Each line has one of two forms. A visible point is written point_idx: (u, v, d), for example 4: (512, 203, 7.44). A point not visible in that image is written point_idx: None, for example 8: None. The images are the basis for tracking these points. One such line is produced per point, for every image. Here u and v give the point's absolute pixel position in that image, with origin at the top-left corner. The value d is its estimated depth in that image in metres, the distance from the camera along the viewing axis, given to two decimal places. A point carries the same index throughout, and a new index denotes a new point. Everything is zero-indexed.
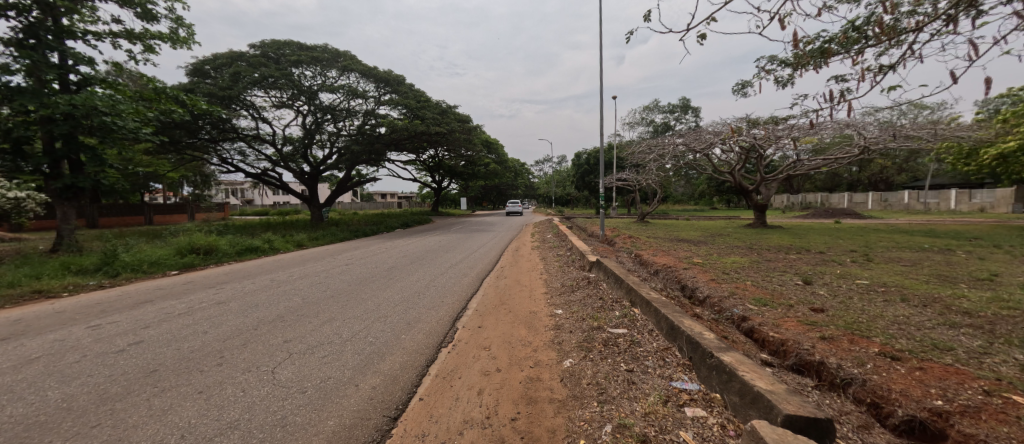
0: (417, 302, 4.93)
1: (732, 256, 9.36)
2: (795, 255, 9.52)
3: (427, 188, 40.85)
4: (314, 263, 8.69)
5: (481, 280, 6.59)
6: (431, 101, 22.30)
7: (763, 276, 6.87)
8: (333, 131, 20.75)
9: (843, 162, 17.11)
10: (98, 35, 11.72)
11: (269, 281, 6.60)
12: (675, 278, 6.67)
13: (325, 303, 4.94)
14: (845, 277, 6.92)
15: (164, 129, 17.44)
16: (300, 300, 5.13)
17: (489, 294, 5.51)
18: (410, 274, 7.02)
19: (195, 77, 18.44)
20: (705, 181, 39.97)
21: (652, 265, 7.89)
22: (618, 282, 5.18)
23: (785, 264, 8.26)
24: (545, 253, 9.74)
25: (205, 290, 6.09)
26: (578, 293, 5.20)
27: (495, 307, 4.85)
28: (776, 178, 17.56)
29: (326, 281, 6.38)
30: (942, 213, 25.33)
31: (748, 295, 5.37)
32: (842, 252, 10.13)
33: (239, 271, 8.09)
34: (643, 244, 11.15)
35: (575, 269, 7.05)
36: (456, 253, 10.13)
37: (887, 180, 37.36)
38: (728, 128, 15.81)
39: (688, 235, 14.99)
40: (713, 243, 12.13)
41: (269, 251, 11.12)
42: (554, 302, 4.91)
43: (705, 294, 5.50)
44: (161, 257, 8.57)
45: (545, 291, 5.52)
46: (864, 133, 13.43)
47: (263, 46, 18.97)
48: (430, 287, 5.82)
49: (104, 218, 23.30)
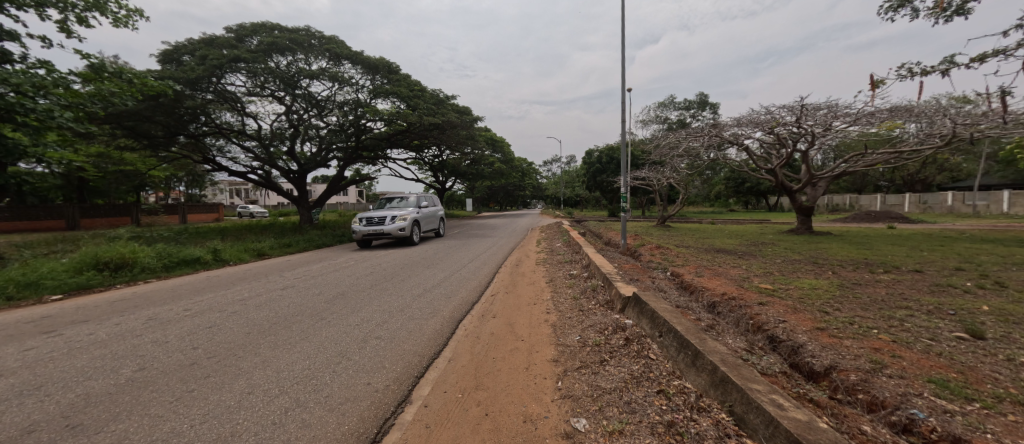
0: (317, 389, 2.69)
1: (801, 277, 6.99)
2: (886, 276, 7.15)
3: (431, 189, 38.77)
4: (245, 285, 6.47)
5: (456, 323, 4.28)
6: (426, 91, 20.07)
7: (884, 318, 4.52)
8: (319, 125, 18.64)
9: (904, 157, 14.46)
10: (16, 4, 9.85)
11: (146, 320, 4.43)
12: (750, 324, 4.33)
13: (151, 391, 2.69)
14: (1011, 320, 4.54)
15: (129, 120, 15.47)
16: (126, 380, 2.88)
17: (458, 362, 3.25)
18: (356, 310, 4.76)
19: (166, 65, 16.44)
20: (723, 182, 37.27)
21: (705, 296, 5.50)
22: (681, 350, 2.88)
23: (893, 294, 5.85)
24: (554, 271, 7.47)
25: (31, 339, 3.92)
26: (612, 371, 2.89)
27: (459, 404, 2.59)
28: (827, 176, 14.83)
29: (220, 326, 4.16)
30: (999, 217, 22.48)
31: (911, 370, 3.06)
32: (945, 271, 7.68)
33: (137, 297, 5.88)
34: (677, 258, 8.89)
35: (597, 306, 4.72)
36: (437, 269, 7.84)
37: (924, 181, 34.27)
38: (770, 117, 13.19)
39: (725, 243, 12.57)
40: (763, 255, 9.74)
41: (214, 263, 9.01)
42: (571, 391, 2.66)
43: (832, 366, 3.15)
44: (44, 277, 6.45)
45: (552, 358, 3.26)
46: (949, 118, 10.88)
47: (239, 30, 17.04)
48: (366, 347, 3.51)
49: (84, 220, 21.75)
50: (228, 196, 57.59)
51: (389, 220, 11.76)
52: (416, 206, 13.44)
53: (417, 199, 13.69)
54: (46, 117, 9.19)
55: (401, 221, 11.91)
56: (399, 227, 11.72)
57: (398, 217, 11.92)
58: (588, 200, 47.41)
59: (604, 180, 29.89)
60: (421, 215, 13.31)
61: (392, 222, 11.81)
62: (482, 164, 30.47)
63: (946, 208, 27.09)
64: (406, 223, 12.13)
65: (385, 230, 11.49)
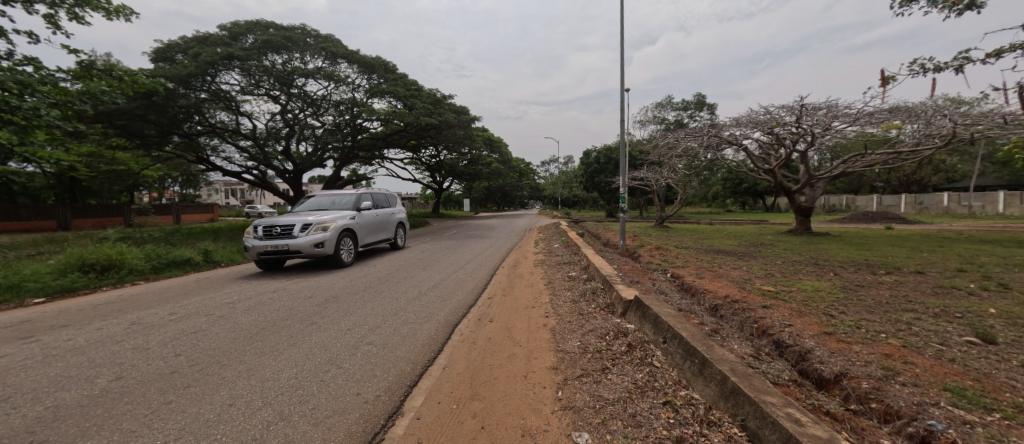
0: (303, 401, 2.54)
1: (803, 279, 6.88)
2: (889, 278, 7.05)
3: (428, 189, 38.56)
4: (235, 287, 6.29)
5: (452, 328, 4.14)
6: (423, 90, 19.91)
7: (891, 322, 4.41)
8: (314, 125, 18.44)
9: (901, 157, 14.44)
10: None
11: (129, 325, 4.25)
12: (755, 327, 4.20)
13: (126, 403, 2.53)
14: (1020, 323, 4.44)
15: (121, 119, 15.22)
16: (101, 390, 2.72)
17: (452, 370, 3.11)
18: (349, 314, 4.62)
19: (158, 63, 16.19)
20: (720, 182, 37.25)
21: (707, 298, 5.38)
22: (687, 357, 2.75)
23: (898, 296, 5.74)
24: (552, 273, 7.34)
25: (6, 345, 3.74)
26: (615, 380, 2.75)
27: (452, 416, 2.44)
28: (826, 176, 14.77)
29: (206, 331, 3.99)
30: (995, 218, 22.52)
31: (925, 378, 2.93)
32: (948, 272, 7.60)
33: (122, 300, 5.69)
34: (677, 259, 8.78)
35: (598, 310, 4.59)
36: (433, 271, 7.69)
37: (920, 182, 34.36)
38: (769, 117, 13.10)
39: (724, 244, 12.48)
40: (763, 257, 9.63)
41: (205, 265, 8.82)
42: (572, 401, 2.53)
43: (843, 373, 3.02)
44: (26, 279, 6.25)
45: (552, 365, 3.12)
46: (950, 118, 10.81)
47: (233, 28, 16.81)
48: (357, 354, 3.36)
49: (75, 220, 21.41)
50: (224, 196, 57.20)
51: (298, 229, 7.35)
52: (353, 209, 8.99)
53: (356, 200, 9.25)
54: (31, 115, 8.96)
55: (317, 233, 7.46)
56: (314, 242, 7.36)
57: (315, 224, 7.53)
58: (585, 200, 47.33)
59: (602, 180, 29.81)
60: (360, 218, 8.91)
61: (303, 233, 7.38)
62: (480, 165, 30.32)
63: (942, 208, 27.15)
64: (328, 235, 7.68)
65: (291, 246, 7.12)
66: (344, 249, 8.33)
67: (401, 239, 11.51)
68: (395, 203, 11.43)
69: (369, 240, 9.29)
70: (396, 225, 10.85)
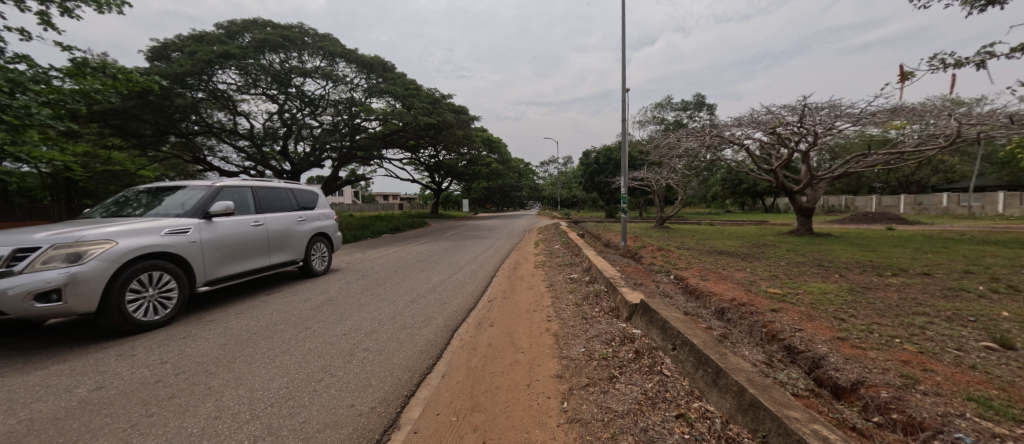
0: (293, 413, 2.39)
1: (810, 281, 6.74)
2: (896, 280, 6.92)
3: (427, 190, 38.38)
4: (228, 290, 6.12)
5: (451, 333, 3.98)
6: (422, 90, 19.77)
7: (903, 326, 4.28)
8: (311, 124, 18.27)
9: (903, 157, 14.35)
10: None
11: (116, 330, 4.09)
12: (764, 332, 4.05)
13: (106, 415, 2.38)
14: None
15: (116, 118, 15.03)
16: (79, 402, 2.56)
17: (452, 379, 2.95)
18: (345, 318, 4.46)
19: (154, 62, 16.02)
20: (720, 183, 37.14)
21: (713, 302, 5.24)
22: (700, 366, 2.60)
23: (907, 299, 5.61)
24: (554, 275, 7.20)
25: None
26: (624, 391, 2.59)
27: (451, 430, 2.28)
28: (828, 176, 14.66)
29: (195, 337, 3.83)
30: (995, 218, 22.43)
31: (947, 387, 2.80)
32: (955, 274, 7.47)
33: None
34: (679, 260, 8.64)
35: (602, 314, 4.44)
36: (432, 272, 7.53)
37: (920, 183, 34.30)
38: (771, 117, 13.00)
39: (726, 245, 12.34)
40: (766, 258, 9.50)
41: None
42: (579, 414, 2.38)
43: (861, 382, 2.88)
44: None
45: (556, 373, 2.98)
46: (954, 118, 10.70)
47: (230, 26, 16.65)
48: (351, 362, 3.19)
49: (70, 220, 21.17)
50: None
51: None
52: (193, 216, 4.74)
53: (210, 197, 5.04)
54: (22, 114, 8.78)
55: (52, 268, 3.38)
56: (34, 290, 3.25)
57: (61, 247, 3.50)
58: (584, 201, 47.24)
59: (601, 181, 29.70)
60: (199, 231, 4.63)
61: (12, 269, 3.29)
62: (479, 165, 30.20)
63: (941, 209, 27.07)
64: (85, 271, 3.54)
65: None
66: (145, 297, 4.04)
67: (321, 264, 7.15)
68: (319, 204, 7.23)
69: (224, 272, 4.96)
70: (306, 241, 6.52)
